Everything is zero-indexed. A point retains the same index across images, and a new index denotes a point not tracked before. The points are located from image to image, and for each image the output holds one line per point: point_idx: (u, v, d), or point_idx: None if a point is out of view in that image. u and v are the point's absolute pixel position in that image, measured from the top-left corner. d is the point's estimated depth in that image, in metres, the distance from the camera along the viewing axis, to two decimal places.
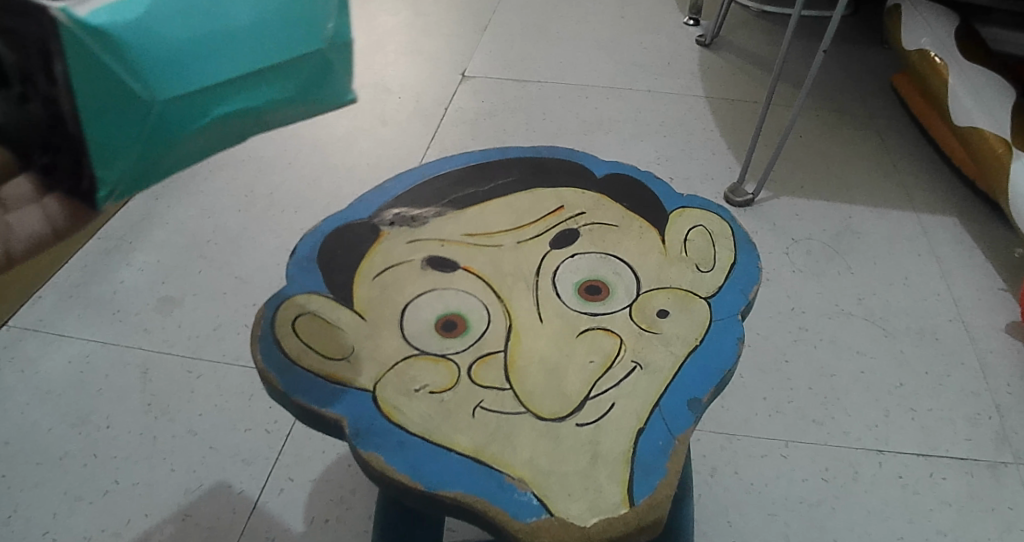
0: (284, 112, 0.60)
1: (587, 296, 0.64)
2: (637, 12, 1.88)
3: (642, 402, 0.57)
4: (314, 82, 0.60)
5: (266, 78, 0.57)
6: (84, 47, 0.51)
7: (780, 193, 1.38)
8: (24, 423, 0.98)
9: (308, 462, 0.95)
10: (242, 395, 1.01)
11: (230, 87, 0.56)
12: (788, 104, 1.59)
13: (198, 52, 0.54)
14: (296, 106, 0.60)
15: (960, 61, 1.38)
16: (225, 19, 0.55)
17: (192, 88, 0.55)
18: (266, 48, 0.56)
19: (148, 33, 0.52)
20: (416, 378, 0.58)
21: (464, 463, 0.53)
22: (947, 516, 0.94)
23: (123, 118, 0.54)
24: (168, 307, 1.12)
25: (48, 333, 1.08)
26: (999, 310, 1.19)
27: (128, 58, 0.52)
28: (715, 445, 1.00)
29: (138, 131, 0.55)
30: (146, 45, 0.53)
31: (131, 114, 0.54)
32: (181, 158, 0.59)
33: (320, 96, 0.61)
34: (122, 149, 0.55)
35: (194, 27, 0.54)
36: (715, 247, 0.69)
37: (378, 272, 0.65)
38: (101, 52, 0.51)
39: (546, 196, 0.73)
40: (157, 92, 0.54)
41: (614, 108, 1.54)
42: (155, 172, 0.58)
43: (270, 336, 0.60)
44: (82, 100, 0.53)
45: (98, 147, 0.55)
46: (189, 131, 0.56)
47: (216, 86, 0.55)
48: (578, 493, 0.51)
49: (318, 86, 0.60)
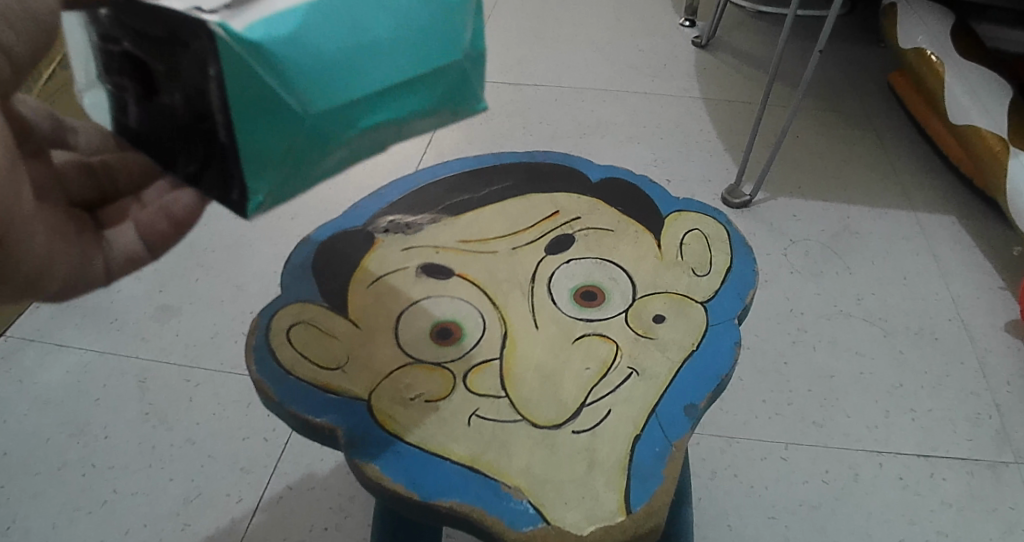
0: (422, 126, 0.53)
1: (582, 302, 0.64)
2: (633, 14, 1.88)
3: (639, 408, 0.56)
4: (457, 91, 0.53)
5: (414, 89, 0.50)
6: (240, 58, 0.43)
7: (778, 193, 1.38)
8: (22, 434, 0.97)
9: (306, 471, 0.95)
10: (239, 403, 1.01)
11: (388, 96, 0.49)
12: (785, 104, 1.59)
13: (354, 62, 0.46)
14: (439, 117, 0.53)
15: (956, 60, 1.37)
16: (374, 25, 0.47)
17: (344, 101, 0.47)
18: (417, 55, 0.49)
19: (301, 44, 0.44)
20: (411, 387, 0.57)
21: (459, 472, 0.53)
22: (948, 517, 0.93)
23: (274, 130, 0.46)
24: (165, 315, 1.12)
25: (46, 343, 1.08)
26: (998, 309, 1.19)
27: (278, 68, 0.44)
28: (715, 448, 0.99)
29: (290, 144, 0.47)
30: (300, 53, 0.44)
31: (281, 129, 0.46)
32: (326, 174, 0.50)
33: (460, 106, 0.54)
34: (267, 165, 0.47)
35: (342, 34, 0.46)
36: (711, 251, 0.69)
37: (373, 279, 0.65)
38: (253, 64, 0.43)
39: (541, 201, 0.73)
40: (313, 105, 0.46)
41: (611, 111, 1.54)
42: (296, 187, 0.49)
43: (265, 346, 0.60)
44: (229, 107, 0.45)
45: (251, 158, 0.46)
46: (337, 149, 0.49)
47: (371, 98, 0.48)
48: (575, 501, 0.51)
49: (462, 97, 0.53)
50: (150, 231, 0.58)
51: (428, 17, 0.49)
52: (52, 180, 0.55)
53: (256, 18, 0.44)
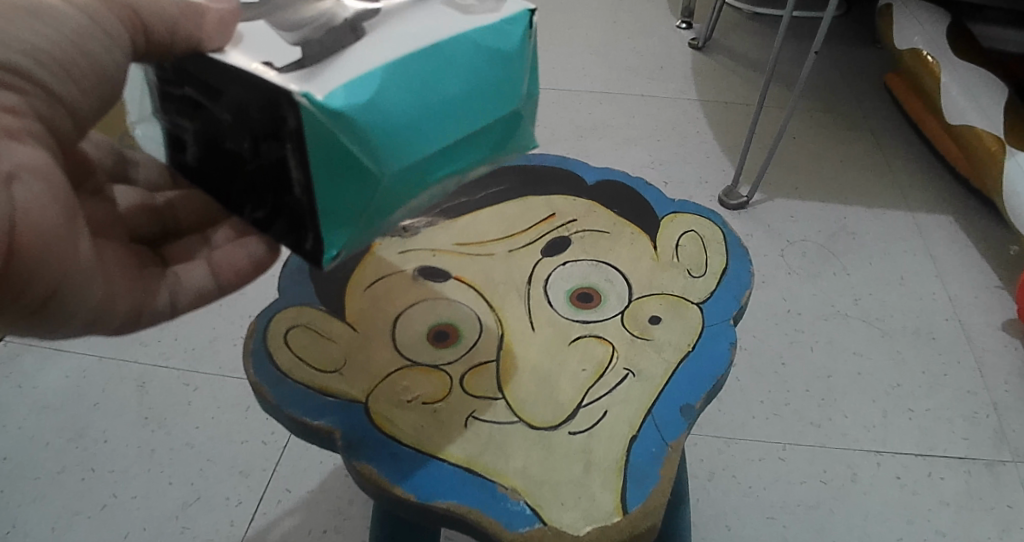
0: (479, 170, 0.54)
1: (579, 304, 0.64)
2: (630, 17, 1.89)
3: (635, 409, 0.57)
4: (512, 138, 0.54)
5: (476, 139, 0.51)
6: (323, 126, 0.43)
7: (775, 195, 1.38)
8: (22, 439, 0.98)
9: (305, 474, 0.95)
10: (238, 407, 1.01)
11: (453, 149, 0.50)
12: (781, 105, 1.59)
13: (427, 121, 0.47)
14: (496, 159, 0.54)
15: (952, 60, 1.38)
16: (445, 85, 0.47)
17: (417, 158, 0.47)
18: (482, 108, 0.50)
19: (382, 109, 0.45)
20: (409, 389, 0.58)
21: (456, 473, 0.53)
22: (946, 516, 0.94)
23: (353, 189, 0.47)
24: (164, 319, 1.12)
25: (45, 347, 1.08)
26: (995, 308, 1.19)
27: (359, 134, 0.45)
28: (713, 449, 0.99)
29: (367, 200, 0.47)
30: (380, 116, 0.45)
31: (358, 189, 0.47)
32: (395, 224, 0.52)
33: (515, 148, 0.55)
34: (347, 222, 0.48)
35: (416, 94, 0.46)
36: (707, 252, 0.69)
37: (370, 282, 0.65)
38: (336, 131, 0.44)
39: (538, 204, 0.73)
40: (391, 164, 0.46)
41: (608, 113, 1.55)
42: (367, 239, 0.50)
43: (263, 349, 0.60)
44: (312, 167, 0.45)
45: (328, 215, 0.47)
46: (409, 199, 0.50)
47: (439, 153, 0.49)
48: (571, 502, 0.51)
49: (518, 139, 0.55)
50: (221, 267, 0.60)
51: (493, 72, 0.50)
52: (114, 220, 0.62)
53: (337, 82, 0.44)
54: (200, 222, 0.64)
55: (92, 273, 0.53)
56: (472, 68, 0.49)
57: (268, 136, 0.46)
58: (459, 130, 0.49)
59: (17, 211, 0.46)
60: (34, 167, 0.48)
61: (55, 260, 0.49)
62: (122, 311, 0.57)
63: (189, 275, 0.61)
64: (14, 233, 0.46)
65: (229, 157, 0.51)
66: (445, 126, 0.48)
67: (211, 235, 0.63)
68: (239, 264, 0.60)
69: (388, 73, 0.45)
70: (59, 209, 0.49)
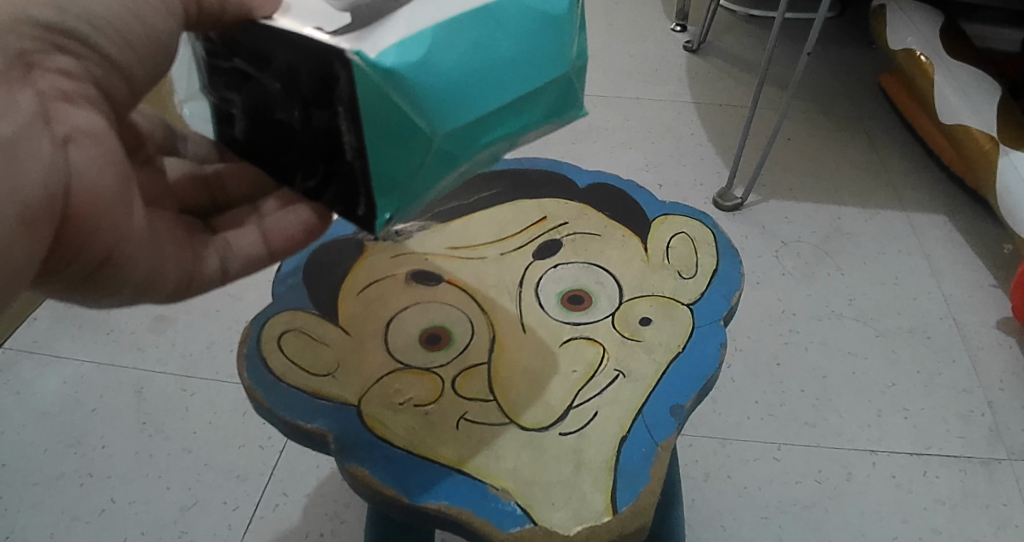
0: (528, 134, 0.55)
1: (569, 306, 0.64)
2: (625, 20, 1.89)
3: (625, 410, 0.57)
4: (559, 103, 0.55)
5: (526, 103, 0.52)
6: (378, 88, 0.45)
7: (769, 196, 1.39)
8: (20, 445, 0.98)
9: (302, 478, 0.95)
10: (235, 412, 1.02)
11: (504, 114, 0.51)
12: (776, 107, 1.60)
13: (477, 82, 0.48)
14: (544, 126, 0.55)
15: (945, 60, 1.38)
16: (494, 47, 0.48)
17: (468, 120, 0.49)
18: (531, 70, 0.51)
19: (433, 68, 0.46)
20: (401, 391, 0.58)
21: (447, 475, 0.53)
22: (941, 515, 0.94)
23: (405, 151, 0.48)
24: (161, 326, 1.13)
25: (43, 354, 1.09)
26: (990, 307, 1.19)
27: (412, 95, 0.46)
28: (708, 450, 1.00)
29: (419, 165, 0.49)
30: (432, 80, 0.46)
31: (410, 151, 0.48)
32: (445, 189, 0.53)
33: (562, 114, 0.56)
34: (401, 185, 0.49)
35: (466, 56, 0.47)
36: (697, 253, 0.70)
37: (363, 286, 0.66)
38: (388, 91, 0.45)
39: (529, 207, 0.74)
40: (443, 125, 0.48)
41: (602, 116, 1.55)
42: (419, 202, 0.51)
43: (256, 353, 0.61)
44: (363, 129, 0.46)
45: (382, 179, 0.48)
46: (460, 163, 0.51)
47: (490, 115, 0.50)
48: (562, 502, 0.52)
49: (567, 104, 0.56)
50: (277, 234, 0.58)
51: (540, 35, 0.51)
52: (160, 187, 0.61)
53: (390, 42, 0.45)
54: (251, 194, 0.64)
55: (145, 242, 0.52)
56: (520, 31, 0.50)
57: (317, 97, 0.47)
58: (508, 94, 0.50)
59: (71, 175, 0.46)
60: (91, 132, 0.47)
61: (110, 227, 0.49)
62: (172, 280, 0.55)
63: (241, 241, 0.59)
64: (69, 197, 0.46)
65: (279, 128, 0.53)
66: (494, 89, 0.49)
67: (260, 205, 0.61)
68: (293, 230, 0.58)
69: (440, 33, 0.46)
70: (113, 172, 0.48)
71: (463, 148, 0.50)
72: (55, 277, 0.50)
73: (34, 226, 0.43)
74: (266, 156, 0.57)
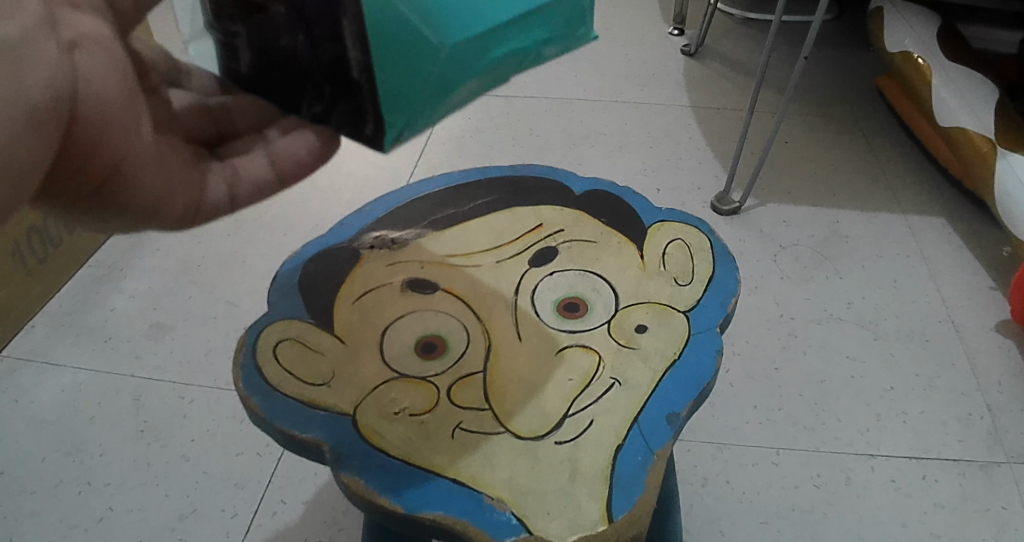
0: (535, 59, 0.57)
1: (565, 313, 0.64)
2: (622, 25, 1.90)
3: (621, 419, 0.57)
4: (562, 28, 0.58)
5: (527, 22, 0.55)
6: None
7: (767, 200, 1.38)
8: (18, 453, 0.98)
9: (300, 485, 0.95)
10: (233, 419, 1.02)
11: (504, 31, 0.54)
12: (773, 110, 1.60)
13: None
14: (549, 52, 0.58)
15: (943, 62, 1.38)
16: None
17: (469, 32, 0.52)
18: None
19: None
20: (396, 400, 0.58)
21: (443, 485, 0.53)
22: (941, 519, 0.94)
23: (414, 62, 0.50)
24: (159, 333, 1.13)
25: (41, 362, 1.09)
26: (989, 310, 1.19)
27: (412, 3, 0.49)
28: (707, 455, 1.00)
29: (428, 77, 0.51)
30: None
31: (418, 61, 0.50)
32: (455, 110, 0.55)
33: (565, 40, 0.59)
34: (411, 97, 0.51)
35: None
36: (693, 260, 0.70)
37: (358, 295, 0.66)
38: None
39: (525, 214, 0.74)
40: (446, 34, 0.50)
41: (600, 121, 1.55)
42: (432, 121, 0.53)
43: (252, 363, 0.61)
44: (369, 39, 0.48)
45: (391, 89, 0.50)
46: (468, 78, 0.53)
47: (491, 30, 0.53)
48: (558, 511, 0.52)
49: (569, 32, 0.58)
50: (286, 157, 0.53)
51: None
52: (164, 116, 0.55)
53: None
54: (257, 124, 0.57)
55: (153, 161, 0.46)
56: None
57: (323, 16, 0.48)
58: (507, 11, 0.53)
59: (77, 74, 0.41)
60: (95, 36, 0.43)
61: (120, 138, 0.43)
62: (179, 207, 0.49)
63: (248, 166, 0.53)
64: (75, 102, 0.40)
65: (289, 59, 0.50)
66: (493, 7, 0.53)
67: (267, 131, 0.56)
68: (301, 155, 0.53)
69: None
70: (122, 78, 0.43)
71: (470, 65, 0.53)
72: (55, 195, 0.44)
73: (44, 126, 0.39)
74: (277, 95, 0.52)
